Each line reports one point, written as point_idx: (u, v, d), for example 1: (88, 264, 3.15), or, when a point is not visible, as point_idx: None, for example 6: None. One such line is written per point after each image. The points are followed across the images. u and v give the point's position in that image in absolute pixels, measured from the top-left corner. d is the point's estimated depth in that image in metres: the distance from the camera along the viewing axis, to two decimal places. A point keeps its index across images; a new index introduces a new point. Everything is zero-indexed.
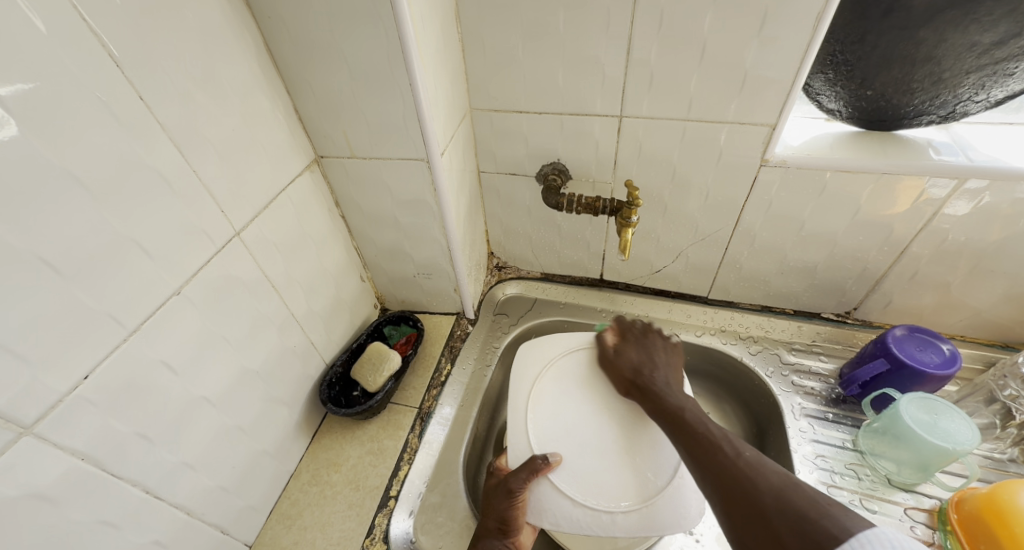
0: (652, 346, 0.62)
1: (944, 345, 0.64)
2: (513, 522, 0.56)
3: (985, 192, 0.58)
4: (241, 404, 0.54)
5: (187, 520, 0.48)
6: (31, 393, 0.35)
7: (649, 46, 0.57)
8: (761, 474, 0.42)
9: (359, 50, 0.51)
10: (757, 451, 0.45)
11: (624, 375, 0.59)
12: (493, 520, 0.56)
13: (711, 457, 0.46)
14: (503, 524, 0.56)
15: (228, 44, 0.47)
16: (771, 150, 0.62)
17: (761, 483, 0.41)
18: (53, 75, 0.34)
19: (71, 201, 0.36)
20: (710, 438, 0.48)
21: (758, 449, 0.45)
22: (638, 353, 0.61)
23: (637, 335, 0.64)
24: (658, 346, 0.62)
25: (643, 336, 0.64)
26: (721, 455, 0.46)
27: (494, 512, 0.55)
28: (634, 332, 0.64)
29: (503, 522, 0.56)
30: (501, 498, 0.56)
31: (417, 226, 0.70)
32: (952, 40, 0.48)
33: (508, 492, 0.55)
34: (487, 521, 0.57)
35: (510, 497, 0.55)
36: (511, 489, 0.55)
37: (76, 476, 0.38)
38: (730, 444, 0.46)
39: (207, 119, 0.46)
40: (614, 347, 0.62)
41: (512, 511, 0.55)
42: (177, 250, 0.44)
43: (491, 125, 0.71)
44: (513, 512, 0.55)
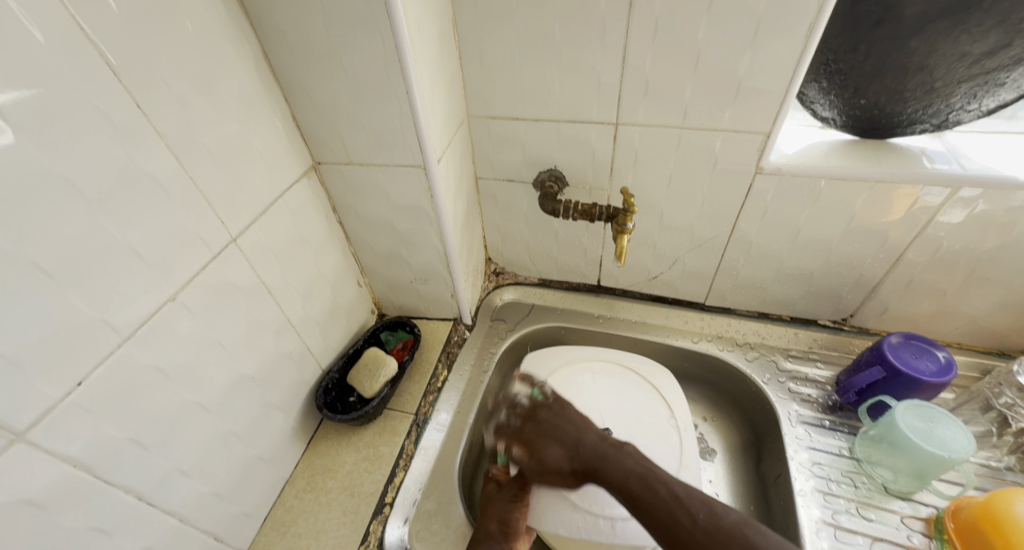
0: (551, 427, 0.58)
1: (939, 353, 0.64)
2: (516, 525, 0.56)
3: (979, 200, 0.58)
4: (236, 410, 0.54)
5: (180, 527, 0.48)
6: (23, 398, 0.35)
7: (644, 55, 0.57)
8: (722, 537, 0.44)
9: (355, 58, 0.52)
10: (710, 510, 0.46)
11: (564, 470, 0.55)
12: (494, 523, 0.56)
13: (671, 530, 0.46)
14: (505, 525, 0.56)
15: (226, 52, 0.48)
16: (766, 158, 0.62)
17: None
18: (49, 83, 0.34)
19: (66, 206, 0.36)
20: (663, 508, 0.48)
21: (710, 506, 0.47)
22: (553, 455, 0.56)
23: (530, 427, 0.59)
24: (551, 417, 0.59)
25: (538, 424, 0.59)
26: (679, 525, 0.46)
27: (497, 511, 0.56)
28: (515, 431, 0.60)
29: (505, 523, 0.56)
30: (506, 500, 0.57)
31: (413, 231, 0.70)
32: (944, 50, 0.49)
33: (515, 496, 0.56)
34: (488, 523, 0.56)
35: (516, 499, 0.57)
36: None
37: (68, 481, 0.38)
38: (685, 511, 0.47)
39: (204, 126, 0.46)
40: (528, 457, 0.57)
41: (516, 512, 0.56)
42: (173, 257, 0.44)
43: (488, 132, 0.71)
44: (518, 513, 0.56)
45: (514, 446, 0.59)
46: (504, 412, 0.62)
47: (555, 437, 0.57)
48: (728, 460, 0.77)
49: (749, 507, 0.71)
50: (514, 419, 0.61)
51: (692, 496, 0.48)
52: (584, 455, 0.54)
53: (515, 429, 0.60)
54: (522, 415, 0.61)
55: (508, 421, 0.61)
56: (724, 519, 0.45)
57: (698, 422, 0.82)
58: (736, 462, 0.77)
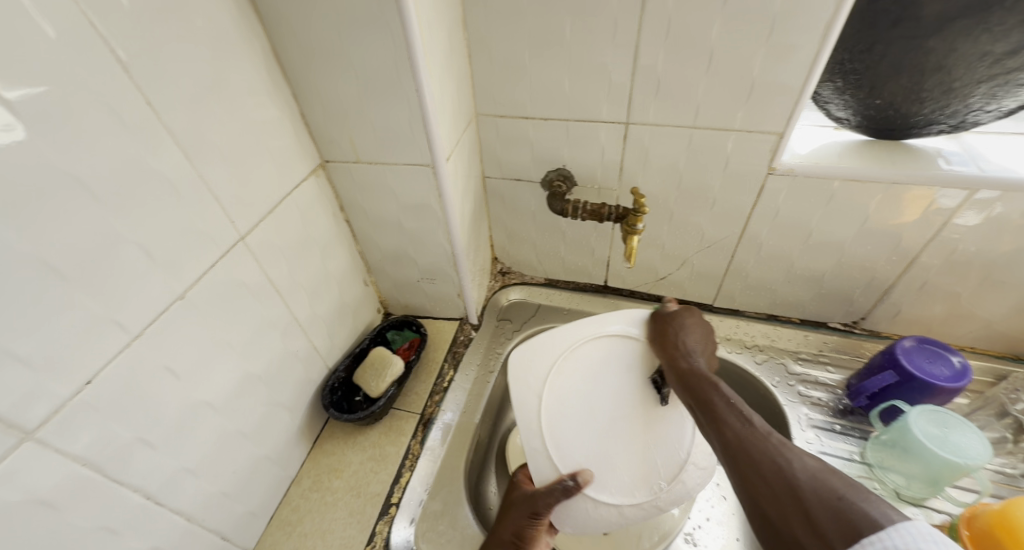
0: (696, 330, 0.59)
1: (954, 357, 0.63)
2: (530, 539, 0.53)
3: (996, 203, 0.57)
4: (243, 409, 0.54)
5: (187, 526, 0.48)
6: (33, 398, 0.35)
7: (656, 53, 0.57)
8: (797, 456, 0.41)
9: (364, 55, 0.51)
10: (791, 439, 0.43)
11: (674, 355, 0.56)
12: (508, 532, 0.53)
13: (744, 440, 0.44)
14: (519, 538, 0.53)
15: (236, 49, 0.47)
16: (778, 158, 0.61)
17: (796, 466, 0.40)
18: (61, 80, 0.34)
19: (76, 205, 0.36)
20: (741, 422, 0.46)
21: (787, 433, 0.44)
22: (693, 339, 0.58)
23: (682, 319, 0.60)
24: (696, 323, 0.60)
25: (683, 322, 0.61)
26: (753, 440, 0.44)
27: (513, 523, 0.53)
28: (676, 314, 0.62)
29: (519, 537, 0.53)
30: (523, 513, 0.53)
31: (421, 230, 0.69)
32: (963, 49, 0.48)
33: (531, 512, 0.53)
34: (502, 532, 0.53)
35: (534, 516, 0.53)
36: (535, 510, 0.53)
37: (77, 481, 0.38)
38: (767, 432, 0.44)
39: (214, 124, 0.46)
40: (676, 321, 0.60)
41: (531, 528, 0.53)
42: (182, 255, 0.44)
43: (496, 131, 0.71)
44: (534, 529, 0.53)
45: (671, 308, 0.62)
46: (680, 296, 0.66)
47: (687, 331, 0.58)
48: None
49: None
50: (685, 316, 0.60)
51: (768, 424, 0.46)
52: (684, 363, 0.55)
53: (680, 315, 0.60)
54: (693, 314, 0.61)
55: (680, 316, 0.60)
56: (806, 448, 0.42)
57: None
58: None
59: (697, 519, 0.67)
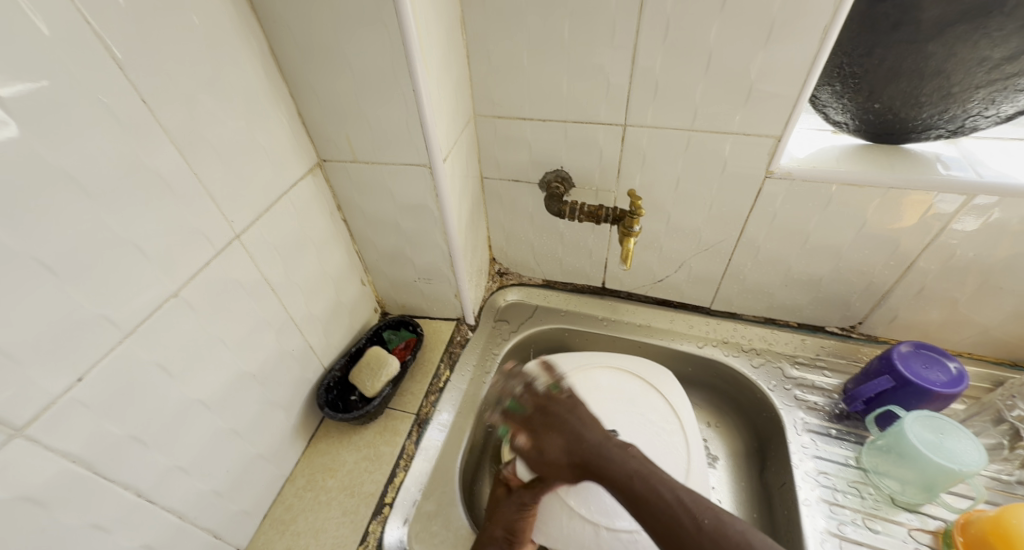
0: (559, 417, 0.56)
1: (951, 363, 0.63)
2: (521, 535, 0.56)
3: (995, 208, 0.57)
4: (237, 408, 0.54)
5: (179, 524, 0.48)
6: (24, 394, 0.35)
7: (654, 55, 0.57)
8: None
9: (361, 55, 0.51)
10: (716, 516, 0.45)
11: (562, 464, 0.54)
12: (499, 529, 0.56)
13: (676, 535, 0.45)
14: (511, 533, 0.56)
15: (233, 47, 0.47)
16: (776, 161, 0.61)
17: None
18: (56, 77, 0.34)
19: (69, 201, 0.36)
20: (668, 511, 0.47)
21: (717, 514, 0.45)
22: (557, 447, 0.54)
23: (539, 417, 0.57)
24: (562, 413, 0.57)
25: (546, 415, 0.57)
26: (685, 534, 0.45)
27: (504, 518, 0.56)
28: (523, 418, 0.58)
29: (511, 532, 0.56)
30: (513, 508, 0.57)
31: (418, 230, 0.69)
32: (961, 54, 0.48)
33: (520, 504, 0.57)
34: (493, 528, 0.56)
35: (523, 509, 0.57)
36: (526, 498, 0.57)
37: (68, 478, 0.38)
38: (690, 518, 0.46)
39: (210, 122, 0.46)
40: (533, 446, 0.56)
41: (523, 522, 0.56)
42: (175, 253, 0.44)
43: (494, 131, 0.71)
44: (524, 522, 0.56)
45: (520, 435, 0.57)
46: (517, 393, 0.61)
47: (563, 430, 0.55)
48: (731, 466, 0.77)
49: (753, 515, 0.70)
50: (525, 402, 0.59)
51: (697, 502, 0.47)
52: (583, 453, 0.53)
53: (519, 414, 0.59)
54: (536, 395, 0.60)
55: (523, 400, 0.60)
56: (731, 527, 0.44)
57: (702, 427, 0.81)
58: (741, 469, 0.76)
59: None
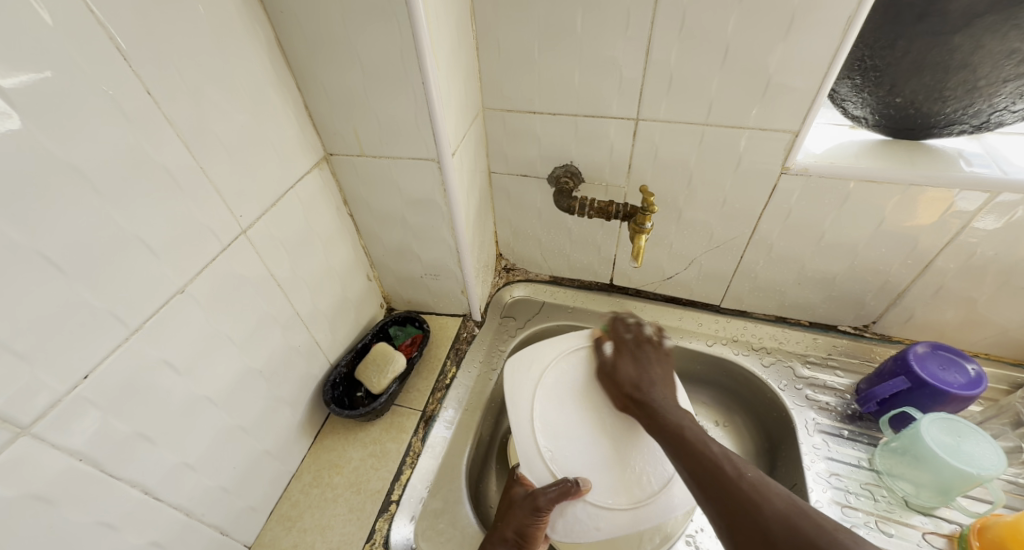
0: (645, 357, 0.63)
1: (969, 365, 0.62)
2: (532, 538, 0.54)
3: (1018, 206, 0.55)
4: (244, 404, 0.53)
5: (186, 521, 0.48)
6: (29, 391, 0.34)
7: (670, 47, 0.55)
8: (766, 499, 0.44)
9: (368, 46, 0.50)
10: (760, 474, 0.47)
11: (620, 391, 0.60)
12: (511, 531, 0.54)
13: (715, 477, 0.48)
14: (521, 536, 0.54)
15: (239, 36, 0.46)
16: (792, 157, 0.60)
17: (767, 510, 0.44)
18: (59, 68, 0.33)
19: (73, 194, 0.35)
20: (711, 458, 0.49)
21: (760, 471, 0.47)
22: (628, 371, 0.61)
23: (630, 346, 0.64)
24: (653, 354, 0.63)
25: (637, 348, 0.64)
26: (725, 478, 0.47)
27: (515, 522, 0.54)
28: (626, 343, 0.65)
29: (522, 535, 0.54)
30: (525, 511, 0.55)
31: (425, 225, 0.68)
32: (989, 46, 0.46)
33: (534, 509, 0.54)
34: (504, 530, 0.55)
35: (535, 514, 0.54)
36: (535, 503, 0.54)
37: (74, 475, 0.37)
38: (733, 467, 0.48)
39: (216, 114, 0.45)
40: (611, 360, 0.63)
41: (534, 527, 0.54)
42: (181, 248, 0.43)
43: (503, 125, 0.69)
44: (535, 528, 0.54)
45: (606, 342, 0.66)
46: (627, 323, 0.67)
47: (641, 364, 0.62)
48: None
49: None
50: (627, 334, 0.66)
51: (740, 459, 0.49)
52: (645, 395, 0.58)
53: (624, 339, 0.65)
54: (633, 335, 0.66)
55: (619, 332, 0.66)
56: (773, 483, 0.46)
57: (711, 426, 0.80)
58: None
59: (701, 522, 0.65)
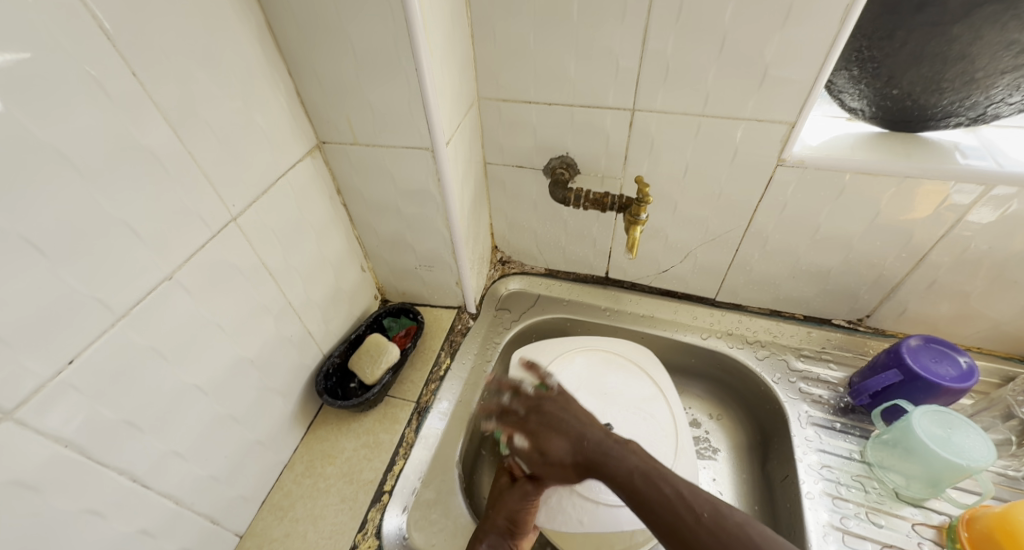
0: (555, 417, 0.56)
1: (961, 358, 0.62)
2: (523, 525, 0.56)
3: (1013, 199, 0.55)
4: (234, 394, 0.53)
5: (175, 510, 0.47)
6: (15, 376, 0.34)
7: (666, 36, 0.55)
8: (723, 543, 0.42)
9: (361, 32, 0.50)
10: (714, 509, 0.44)
11: (567, 462, 0.53)
12: (502, 517, 0.55)
13: (675, 529, 0.44)
14: (512, 523, 0.55)
15: (228, 19, 0.45)
16: (788, 149, 0.59)
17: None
18: (41, 47, 0.32)
19: (57, 177, 0.34)
20: (666, 505, 0.46)
21: (713, 504, 0.45)
22: (558, 446, 0.54)
23: (534, 420, 0.57)
24: (558, 413, 0.57)
25: (542, 415, 0.57)
26: (683, 527, 0.44)
27: (507, 506, 0.55)
28: (522, 419, 0.58)
29: (513, 521, 0.55)
30: (516, 497, 0.56)
31: (419, 216, 0.68)
32: (988, 37, 0.46)
33: (526, 493, 0.56)
34: (495, 518, 0.55)
35: (527, 497, 0.56)
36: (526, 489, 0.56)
37: (60, 463, 0.37)
38: (688, 510, 0.45)
39: (205, 99, 0.44)
40: (534, 449, 0.55)
41: (525, 512, 0.55)
42: (169, 235, 0.43)
43: (498, 115, 0.69)
44: (527, 512, 0.56)
45: (516, 431, 0.58)
46: (505, 405, 0.60)
47: (561, 429, 0.55)
48: (733, 458, 0.76)
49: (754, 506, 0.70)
50: (519, 406, 0.59)
51: (694, 493, 0.46)
52: (586, 451, 0.52)
53: (517, 415, 0.59)
54: (524, 405, 0.59)
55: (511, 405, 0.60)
56: (729, 517, 0.43)
57: (704, 419, 0.81)
58: (742, 461, 0.75)
59: None
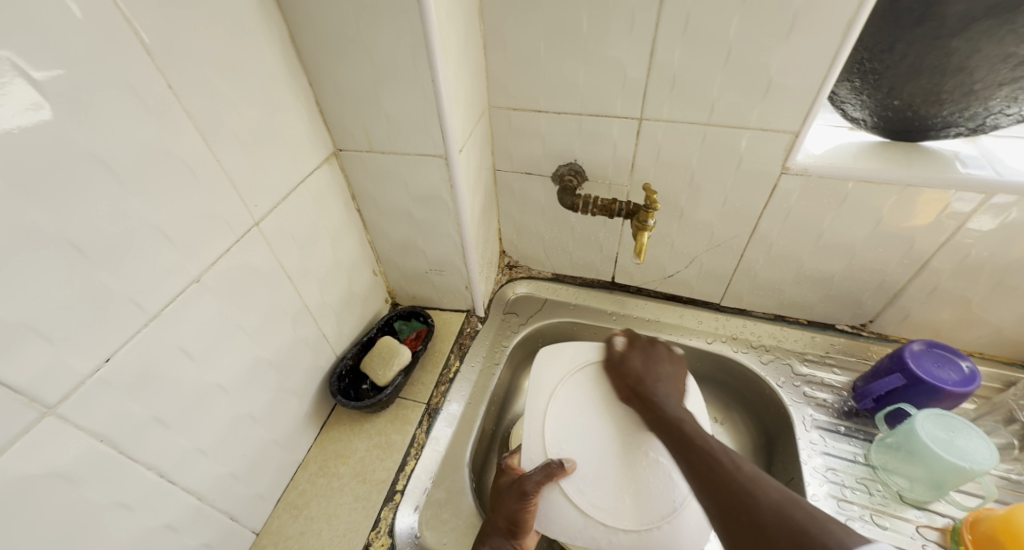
0: (654, 355, 0.66)
1: (963, 363, 0.63)
2: (523, 525, 0.56)
3: (1013, 207, 0.57)
4: (254, 393, 0.54)
5: (198, 506, 0.49)
6: (54, 373, 0.35)
7: (673, 49, 0.56)
8: (761, 489, 0.47)
9: (380, 44, 0.52)
10: (755, 468, 0.50)
11: (626, 383, 0.64)
12: (503, 519, 0.56)
13: (710, 466, 0.51)
14: (513, 524, 0.56)
15: (255, 34, 0.48)
16: (793, 157, 0.61)
17: (761, 498, 0.46)
18: (87, 61, 0.34)
19: (96, 184, 0.36)
20: (708, 450, 0.52)
21: (756, 466, 0.50)
22: (636, 364, 0.65)
23: (643, 343, 0.68)
24: (664, 356, 0.67)
25: (648, 346, 0.68)
26: (720, 471, 0.50)
27: (506, 509, 0.56)
28: (640, 342, 0.68)
29: (513, 523, 0.56)
30: (513, 498, 0.56)
31: (431, 222, 0.70)
32: (987, 50, 0.48)
33: (520, 495, 0.56)
34: (497, 519, 0.57)
35: (522, 499, 0.56)
36: (523, 490, 0.56)
37: (94, 457, 0.39)
38: (729, 459, 0.51)
39: (232, 109, 0.46)
40: (621, 355, 0.66)
41: (523, 513, 0.56)
42: (197, 238, 0.45)
43: (508, 124, 0.71)
44: (525, 513, 0.56)
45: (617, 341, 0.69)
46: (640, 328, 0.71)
47: (649, 360, 0.65)
48: None
49: None
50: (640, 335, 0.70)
51: (738, 456, 0.52)
52: (648, 387, 0.62)
53: (634, 337, 0.69)
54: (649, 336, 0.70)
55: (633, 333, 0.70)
56: (765, 477, 0.49)
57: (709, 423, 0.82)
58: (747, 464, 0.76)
59: None
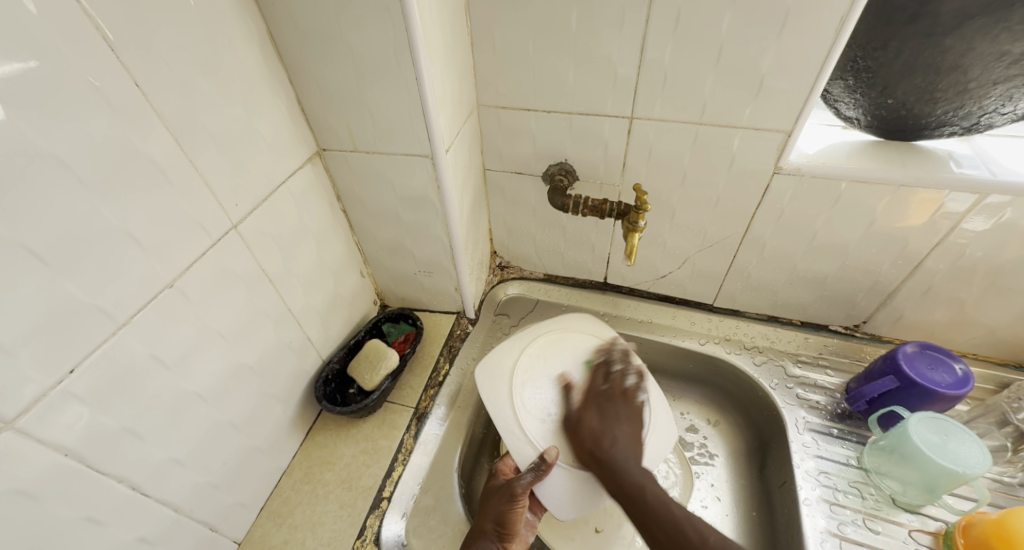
0: (614, 413, 0.58)
1: (956, 365, 0.62)
2: (511, 527, 0.55)
3: (1007, 207, 0.56)
4: (234, 400, 0.53)
5: (174, 517, 0.48)
6: (15, 385, 0.34)
7: (664, 46, 0.55)
8: None
9: (362, 41, 0.50)
10: (721, 537, 0.48)
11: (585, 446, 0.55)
12: (490, 522, 0.55)
13: (677, 541, 0.48)
14: (500, 526, 0.54)
15: (230, 30, 0.46)
16: (785, 157, 0.60)
17: None
18: (45, 58, 0.33)
19: (58, 187, 0.35)
20: (674, 522, 0.49)
21: (722, 538, 0.48)
22: (592, 423, 0.56)
23: (603, 396, 0.59)
24: (613, 408, 0.58)
25: (610, 403, 0.59)
26: (684, 542, 0.47)
27: (493, 510, 0.54)
28: (599, 392, 0.60)
29: (501, 525, 0.54)
30: (501, 500, 0.55)
31: (419, 223, 0.68)
32: (980, 49, 0.47)
33: (510, 496, 0.55)
34: (483, 522, 0.55)
35: (512, 501, 0.55)
36: (512, 490, 0.55)
37: (60, 471, 0.37)
38: (695, 532, 0.48)
39: (206, 108, 0.45)
40: (577, 412, 0.58)
41: (511, 514, 0.54)
42: (169, 242, 0.43)
43: (498, 123, 0.69)
44: (514, 515, 0.55)
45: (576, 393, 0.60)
46: (610, 371, 0.62)
47: (607, 417, 0.57)
48: (731, 464, 0.76)
49: (752, 513, 0.70)
50: (600, 383, 0.61)
51: (704, 522, 0.49)
52: (608, 451, 0.54)
53: (595, 389, 0.60)
54: (608, 384, 0.61)
55: (594, 381, 0.61)
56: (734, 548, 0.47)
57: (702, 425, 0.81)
58: (740, 466, 0.75)
59: None
